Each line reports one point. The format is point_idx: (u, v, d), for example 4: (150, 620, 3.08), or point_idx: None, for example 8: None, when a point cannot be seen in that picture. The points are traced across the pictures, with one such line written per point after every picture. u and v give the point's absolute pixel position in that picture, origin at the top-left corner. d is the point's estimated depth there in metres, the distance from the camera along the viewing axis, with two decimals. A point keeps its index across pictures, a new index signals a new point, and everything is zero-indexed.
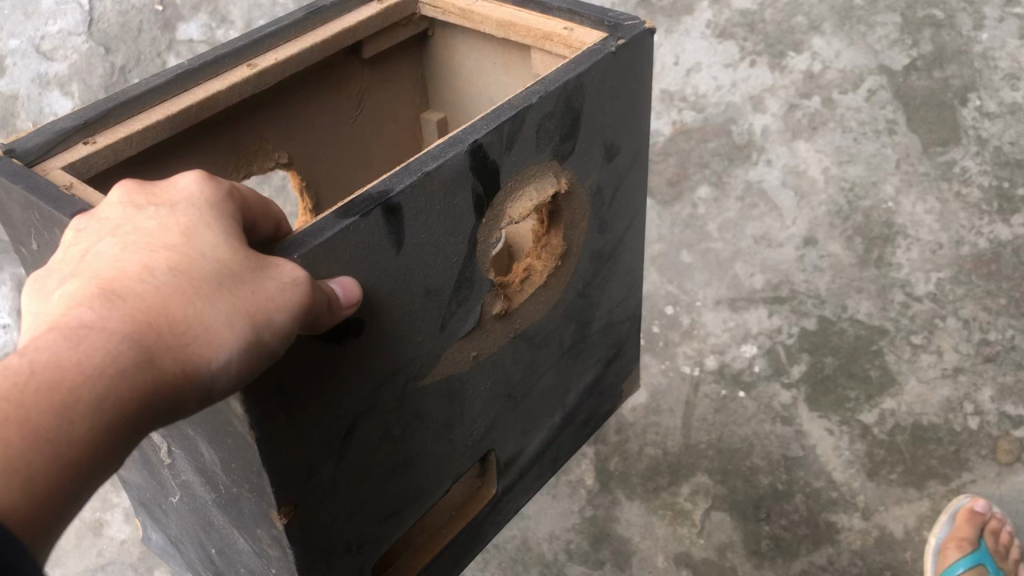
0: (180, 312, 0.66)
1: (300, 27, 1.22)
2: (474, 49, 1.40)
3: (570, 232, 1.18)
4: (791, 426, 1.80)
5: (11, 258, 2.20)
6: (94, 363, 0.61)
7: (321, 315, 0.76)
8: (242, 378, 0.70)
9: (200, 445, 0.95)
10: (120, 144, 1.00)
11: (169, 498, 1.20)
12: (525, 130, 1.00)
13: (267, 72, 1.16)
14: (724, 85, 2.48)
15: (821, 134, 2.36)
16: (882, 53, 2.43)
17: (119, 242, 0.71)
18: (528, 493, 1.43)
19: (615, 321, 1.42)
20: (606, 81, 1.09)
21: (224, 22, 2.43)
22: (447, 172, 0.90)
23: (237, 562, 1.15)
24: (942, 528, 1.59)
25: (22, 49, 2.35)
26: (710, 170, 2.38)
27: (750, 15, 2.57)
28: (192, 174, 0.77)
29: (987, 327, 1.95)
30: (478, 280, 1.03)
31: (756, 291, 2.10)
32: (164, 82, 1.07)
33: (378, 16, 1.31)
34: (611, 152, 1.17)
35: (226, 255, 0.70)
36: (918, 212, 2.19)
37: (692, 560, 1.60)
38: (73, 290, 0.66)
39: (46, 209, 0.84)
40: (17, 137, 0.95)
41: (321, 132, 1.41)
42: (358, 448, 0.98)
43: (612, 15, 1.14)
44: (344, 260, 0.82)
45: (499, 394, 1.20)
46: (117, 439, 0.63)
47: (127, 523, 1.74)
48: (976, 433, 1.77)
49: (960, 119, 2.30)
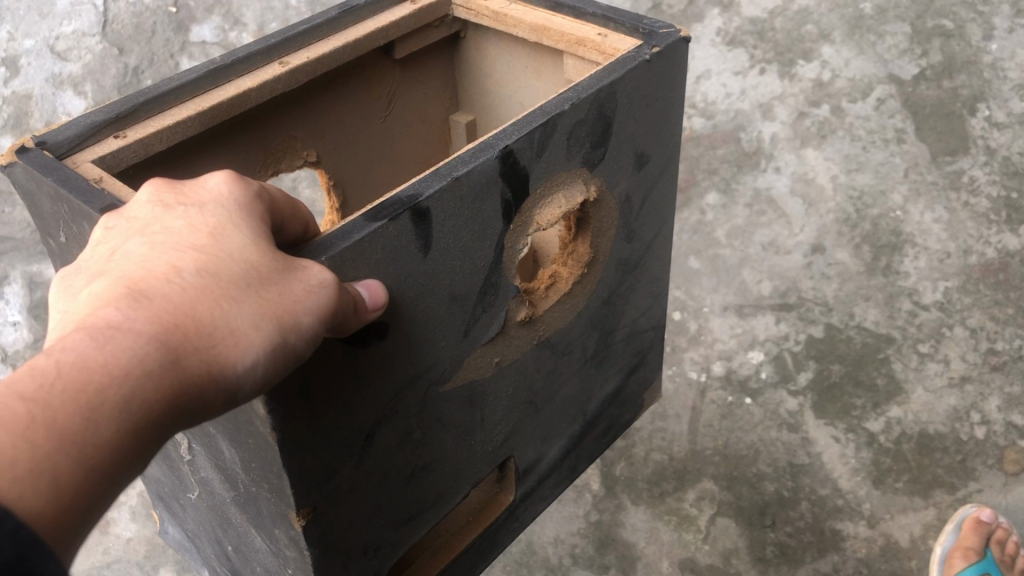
0: (207, 313, 0.67)
1: (331, 26, 1.23)
2: (505, 52, 1.41)
3: (597, 240, 1.18)
4: (797, 433, 1.81)
5: (21, 256, 2.20)
6: (122, 363, 0.62)
7: (347, 318, 0.77)
8: (267, 380, 0.71)
9: (221, 443, 0.95)
10: (150, 139, 1.01)
11: (186, 494, 1.20)
12: (556, 137, 1.00)
13: (299, 70, 1.17)
14: (734, 92, 2.48)
15: (829, 142, 2.36)
16: (891, 62, 2.42)
17: (147, 241, 0.71)
18: (545, 501, 1.43)
19: (639, 329, 1.42)
20: (639, 88, 1.09)
21: (237, 25, 2.45)
22: (476, 177, 0.91)
23: (252, 560, 1.15)
24: (948, 536, 1.58)
25: (37, 49, 2.36)
26: (718, 177, 2.38)
27: (760, 23, 2.54)
28: (221, 175, 0.78)
29: (995, 336, 1.96)
30: (504, 285, 1.04)
31: (764, 298, 2.11)
32: (197, 77, 1.08)
33: (412, 15, 1.32)
34: (641, 161, 1.18)
35: (254, 257, 0.71)
36: (926, 221, 2.19)
37: (697, 567, 1.60)
38: (100, 290, 0.67)
39: (75, 202, 0.86)
40: (49, 130, 0.96)
41: (344, 137, 1.42)
42: (379, 451, 0.99)
43: (647, 23, 1.14)
44: (372, 263, 0.83)
45: (520, 400, 1.20)
46: (141, 441, 0.63)
47: (133, 521, 1.74)
48: (983, 443, 1.77)
49: (969, 128, 2.30)
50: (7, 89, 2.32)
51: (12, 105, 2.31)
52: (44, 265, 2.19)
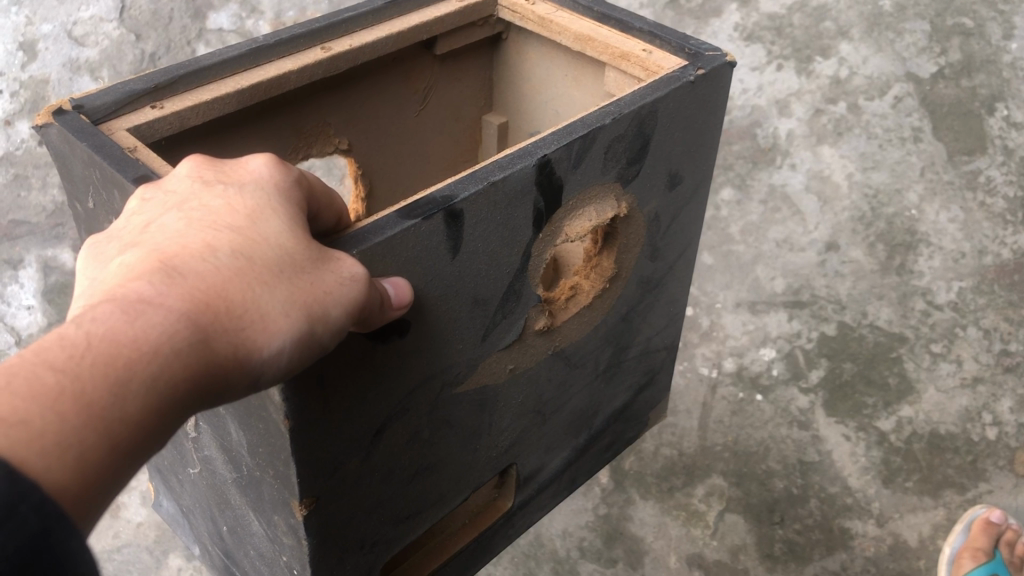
0: (240, 296, 0.67)
1: (378, 15, 1.24)
2: (547, 59, 1.41)
3: (622, 256, 1.18)
4: (807, 430, 1.81)
5: (36, 239, 2.21)
6: (152, 340, 0.62)
7: (372, 313, 0.78)
8: (291, 368, 0.71)
9: (229, 425, 0.96)
10: (185, 112, 1.02)
11: (187, 471, 1.21)
12: (594, 150, 1.01)
13: (340, 57, 1.17)
14: (751, 88, 2.40)
15: (846, 139, 2.32)
16: (909, 60, 2.33)
17: (183, 217, 0.72)
18: (542, 510, 1.43)
19: (653, 348, 1.42)
20: (680, 109, 1.09)
21: (254, 12, 2.45)
22: (511, 184, 0.91)
23: (247, 543, 1.16)
24: (957, 537, 1.58)
25: (54, 33, 2.33)
26: (733, 172, 2.36)
27: (779, 19, 2.43)
28: (262, 157, 0.79)
29: (1008, 337, 1.98)
30: (526, 293, 1.04)
31: (777, 295, 2.12)
32: (238, 54, 1.08)
33: (455, 13, 1.32)
34: (674, 181, 1.18)
35: (289, 244, 0.72)
36: (941, 220, 2.19)
37: (705, 562, 1.59)
38: (134, 262, 0.67)
39: (108, 169, 0.87)
40: (86, 93, 0.97)
41: (369, 137, 1.42)
42: (387, 446, 0.99)
43: (693, 44, 1.15)
44: (400, 261, 0.84)
45: (529, 408, 1.20)
46: (164, 421, 0.63)
47: (143, 506, 1.75)
48: (994, 444, 1.78)
49: (986, 128, 2.25)
50: (25, 73, 2.30)
51: (29, 90, 2.29)
52: (59, 250, 2.21)
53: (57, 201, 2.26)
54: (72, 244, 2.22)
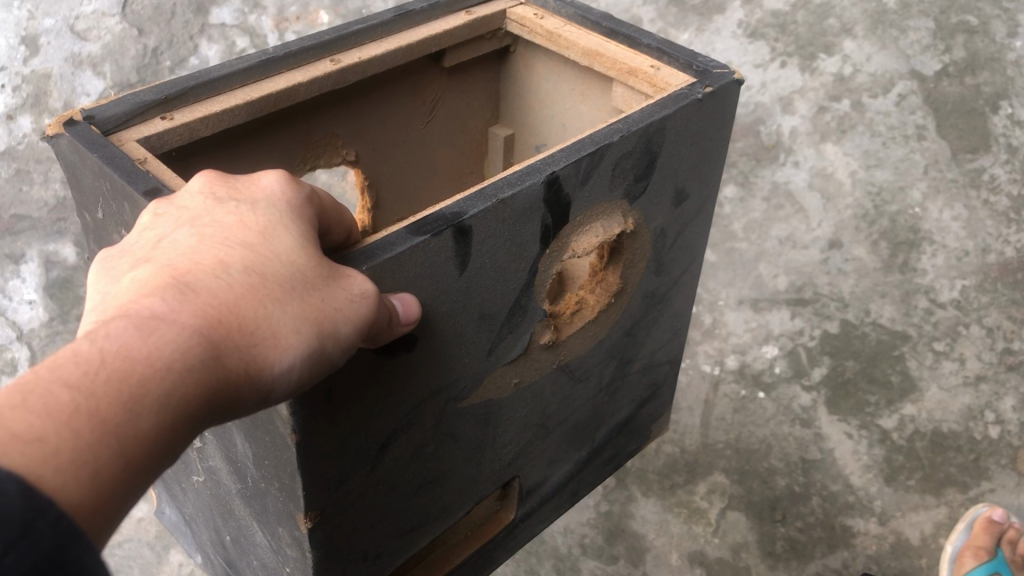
0: (252, 312, 0.67)
1: (386, 28, 1.23)
2: (554, 72, 1.40)
3: (628, 271, 1.18)
4: (810, 428, 1.81)
5: (39, 234, 2.21)
6: (166, 356, 0.61)
7: (382, 330, 0.77)
8: (301, 384, 0.71)
9: (235, 437, 0.96)
10: (195, 123, 1.01)
11: (191, 479, 1.21)
12: (602, 166, 1.00)
13: (349, 69, 1.16)
14: (754, 85, 2.38)
15: (849, 137, 2.30)
16: (914, 58, 2.30)
17: (196, 233, 0.72)
18: (544, 522, 1.42)
19: (656, 362, 1.42)
20: (687, 126, 1.09)
21: (257, 7, 2.45)
22: (520, 200, 0.91)
23: (250, 554, 1.16)
24: (959, 535, 1.57)
25: (56, 27, 2.31)
26: (736, 170, 2.35)
27: (782, 16, 2.40)
28: (274, 174, 0.79)
29: (1011, 336, 1.98)
30: (532, 308, 1.04)
31: (779, 292, 2.12)
32: (249, 67, 1.08)
33: (465, 26, 1.31)
34: (680, 197, 1.18)
35: (301, 260, 0.72)
36: (945, 219, 2.18)
37: (706, 560, 1.59)
38: (147, 278, 0.67)
39: (118, 181, 0.87)
40: (98, 104, 0.97)
41: (375, 148, 1.42)
42: (392, 460, 0.99)
43: (702, 61, 1.14)
44: (407, 277, 0.83)
45: (533, 422, 1.20)
46: (176, 438, 0.62)
47: (144, 501, 1.75)
48: (996, 443, 1.78)
49: (990, 126, 2.23)
50: (27, 68, 2.28)
51: (31, 84, 2.28)
52: (62, 245, 2.22)
53: (59, 196, 2.26)
54: (74, 239, 2.22)
